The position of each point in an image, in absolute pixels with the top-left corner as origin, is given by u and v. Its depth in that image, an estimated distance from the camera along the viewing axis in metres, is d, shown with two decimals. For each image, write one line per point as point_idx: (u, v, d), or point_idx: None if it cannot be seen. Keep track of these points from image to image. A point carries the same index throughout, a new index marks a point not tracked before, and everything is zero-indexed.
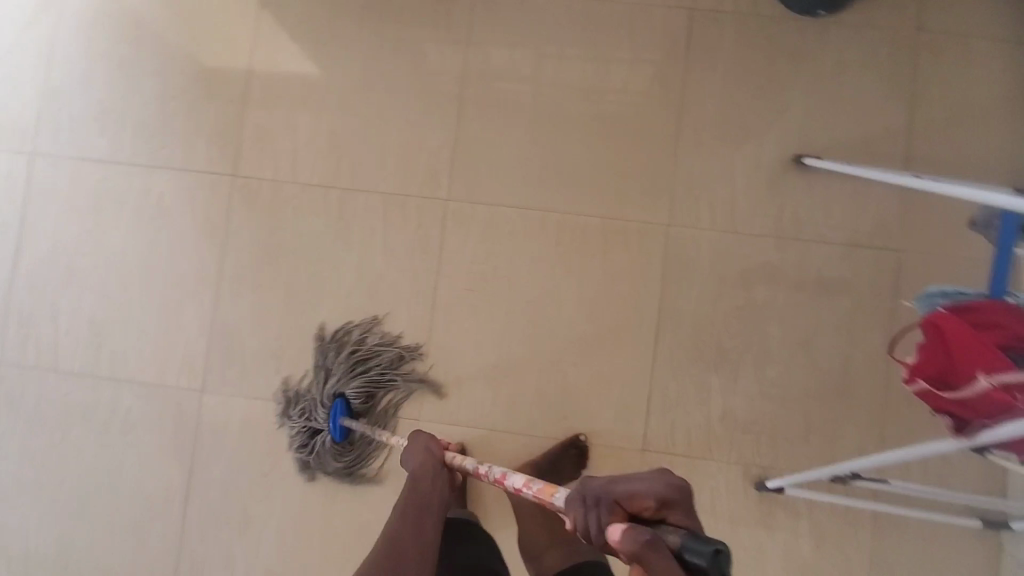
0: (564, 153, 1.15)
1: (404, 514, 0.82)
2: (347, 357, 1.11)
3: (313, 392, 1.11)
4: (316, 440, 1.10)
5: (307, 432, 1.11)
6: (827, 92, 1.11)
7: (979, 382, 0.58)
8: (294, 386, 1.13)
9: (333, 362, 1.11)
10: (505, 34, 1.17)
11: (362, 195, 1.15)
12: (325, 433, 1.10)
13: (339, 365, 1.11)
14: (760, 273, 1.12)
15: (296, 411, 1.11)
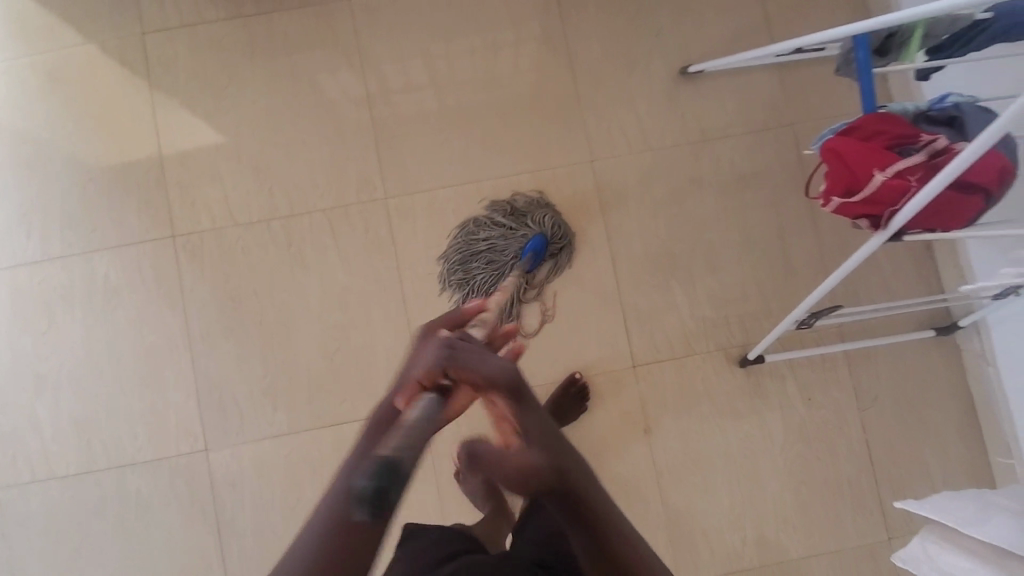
0: (479, 124, 1.22)
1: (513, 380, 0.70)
2: (511, 221, 1.17)
3: (472, 252, 1.17)
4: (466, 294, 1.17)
5: (460, 288, 1.17)
6: (689, 4, 1.23)
7: (876, 178, 0.69)
8: (468, 247, 1.18)
9: (506, 222, 1.17)
10: (391, 32, 1.23)
11: (304, 217, 1.19)
12: (473, 289, 1.16)
13: (506, 228, 1.17)
14: (684, 178, 1.22)
15: (457, 270, 1.17)
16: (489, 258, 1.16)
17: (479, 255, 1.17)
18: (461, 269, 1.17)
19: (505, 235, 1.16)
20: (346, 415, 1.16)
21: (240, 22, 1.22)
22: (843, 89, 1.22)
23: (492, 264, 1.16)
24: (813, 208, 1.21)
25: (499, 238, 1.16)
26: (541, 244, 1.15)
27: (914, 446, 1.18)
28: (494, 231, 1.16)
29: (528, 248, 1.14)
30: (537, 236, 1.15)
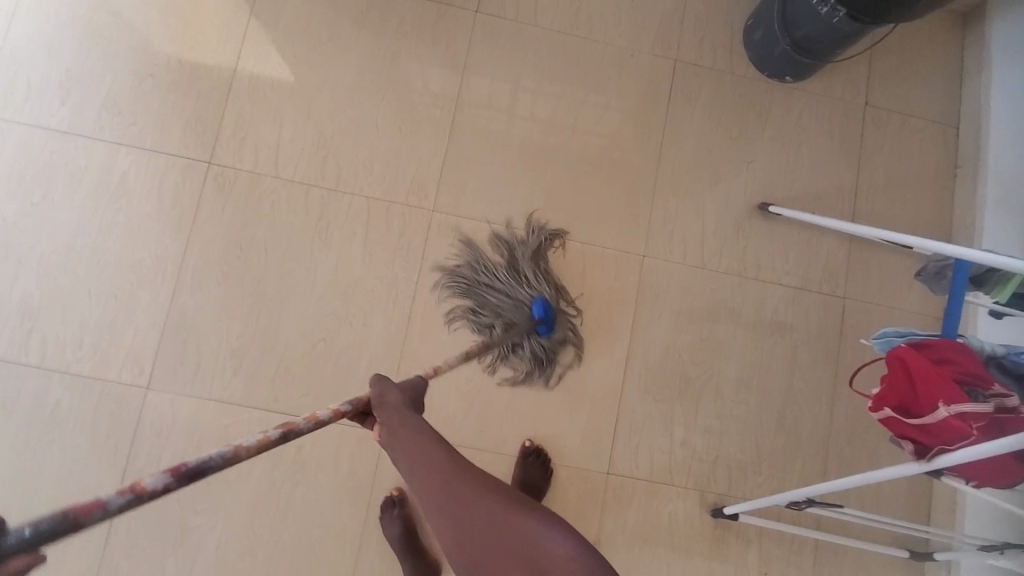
0: (551, 176, 1.18)
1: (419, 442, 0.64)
2: (493, 274, 1.11)
3: (494, 322, 1.10)
4: (528, 350, 1.09)
5: (522, 357, 1.10)
6: (789, 148, 1.23)
7: (940, 411, 0.64)
8: (486, 322, 1.10)
9: (493, 278, 1.11)
10: (501, 58, 1.20)
11: (346, 198, 1.13)
12: (533, 341, 1.09)
13: (498, 282, 1.11)
14: (724, 308, 1.19)
15: (505, 348, 1.09)
16: (509, 318, 1.09)
17: (503, 321, 1.09)
18: (506, 347, 1.09)
19: (509, 299, 1.10)
20: (304, 409, 1.08)
21: None
22: (902, 286, 1.21)
23: (510, 328, 1.09)
24: (835, 388, 1.18)
25: (505, 303, 1.09)
26: (545, 304, 1.09)
27: None
28: (503, 293, 1.10)
29: (535, 312, 1.08)
30: (536, 297, 1.09)
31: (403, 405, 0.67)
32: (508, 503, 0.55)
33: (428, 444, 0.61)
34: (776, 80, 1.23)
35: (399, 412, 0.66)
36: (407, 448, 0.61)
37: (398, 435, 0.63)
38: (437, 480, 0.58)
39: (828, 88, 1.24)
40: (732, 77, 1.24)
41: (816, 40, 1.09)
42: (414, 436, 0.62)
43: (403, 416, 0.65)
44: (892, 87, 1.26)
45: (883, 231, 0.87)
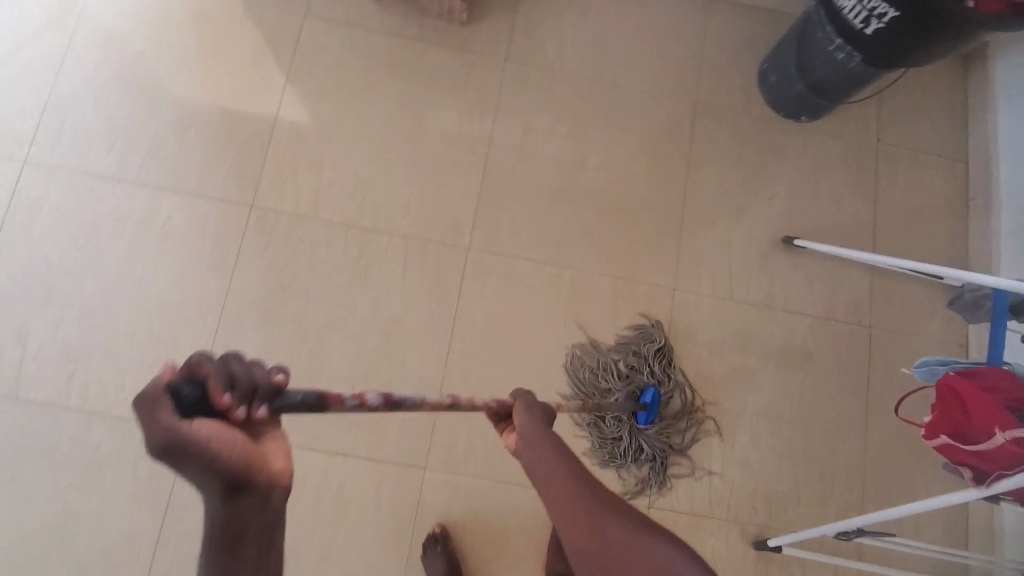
0: (581, 213, 1.22)
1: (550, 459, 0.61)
2: (600, 383, 1.13)
3: (615, 430, 1.12)
4: (654, 446, 1.13)
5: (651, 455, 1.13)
6: (808, 182, 1.28)
7: (997, 437, 0.66)
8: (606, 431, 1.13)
9: (600, 385, 1.13)
10: (531, 102, 1.26)
11: (384, 237, 1.16)
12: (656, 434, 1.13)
13: (608, 389, 1.13)
14: (755, 339, 1.21)
15: (631, 450, 1.12)
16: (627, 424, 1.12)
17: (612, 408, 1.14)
18: (632, 450, 1.12)
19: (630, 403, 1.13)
20: (345, 447, 1.08)
21: (398, 39, 1.25)
22: (925, 314, 1.24)
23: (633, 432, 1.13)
24: (867, 416, 1.20)
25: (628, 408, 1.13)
26: (655, 395, 1.13)
27: None
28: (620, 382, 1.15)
29: (650, 409, 1.13)
30: (649, 388, 1.14)
31: (541, 417, 0.67)
32: (635, 525, 0.53)
33: (562, 452, 0.61)
34: (792, 119, 1.29)
35: (534, 423, 0.66)
36: (542, 454, 0.61)
37: (531, 441, 0.64)
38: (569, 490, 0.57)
39: (841, 126, 1.30)
40: (750, 117, 1.30)
41: (830, 83, 1.15)
42: (550, 445, 0.62)
43: (539, 427, 0.66)
44: (902, 124, 1.32)
45: (919, 263, 0.91)
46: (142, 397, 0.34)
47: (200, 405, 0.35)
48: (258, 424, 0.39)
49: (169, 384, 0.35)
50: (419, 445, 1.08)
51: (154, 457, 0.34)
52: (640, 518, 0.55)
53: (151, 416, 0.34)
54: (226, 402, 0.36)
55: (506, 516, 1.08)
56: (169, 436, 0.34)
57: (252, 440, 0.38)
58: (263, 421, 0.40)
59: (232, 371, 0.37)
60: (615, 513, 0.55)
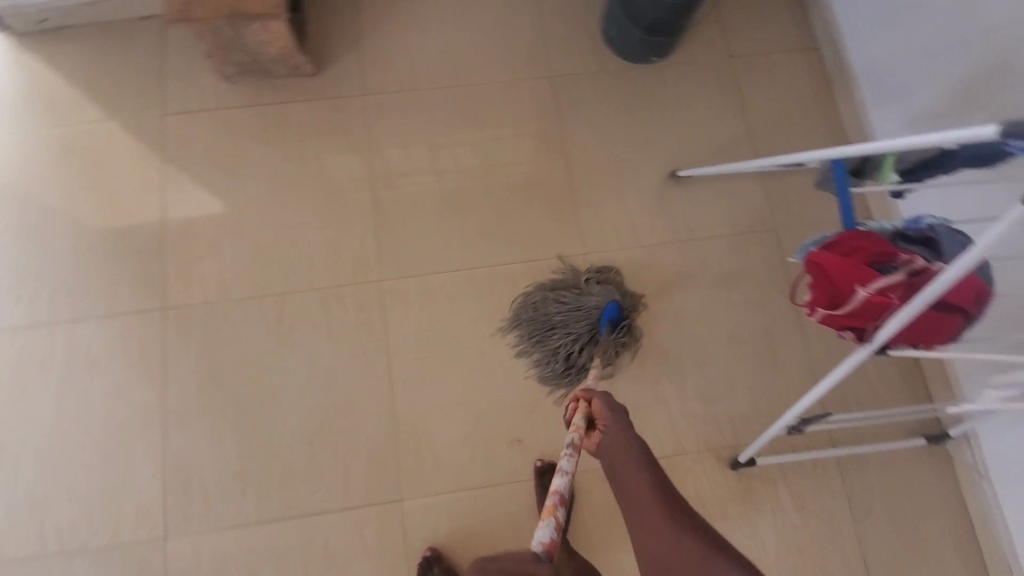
0: (476, 212, 1.26)
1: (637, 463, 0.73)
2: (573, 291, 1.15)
3: (573, 328, 1.12)
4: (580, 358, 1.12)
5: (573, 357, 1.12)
6: (676, 116, 1.32)
7: (859, 294, 0.69)
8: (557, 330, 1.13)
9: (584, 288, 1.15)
10: (398, 126, 1.30)
11: (297, 296, 1.19)
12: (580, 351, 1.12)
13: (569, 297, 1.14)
14: (674, 275, 1.25)
15: (561, 352, 1.12)
16: (564, 326, 1.12)
17: (554, 331, 1.13)
18: (544, 352, 1.14)
19: (579, 309, 1.12)
20: (317, 504, 1.09)
21: (257, 109, 1.29)
22: (823, 201, 1.29)
23: (573, 336, 1.12)
24: (800, 311, 1.24)
25: (575, 313, 1.12)
26: (616, 310, 1.13)
27: (913, 564, 1.13)
28: (550, 307, 1.14)
29: (605, 317, 1.12)
30: (609, 302, 1.12)
31: (627, 426, 0.79)
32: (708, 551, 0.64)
33: (641, 463, 0.73)
34: (644, 63, 1.34)
35: (621, 430, 0.78)
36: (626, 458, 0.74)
37: (613, 444, 0.77)
38: (648, 509, 0.69)
39: (691, 54, 1.36)
40: (606, 74, 1.35)
41: (662, 20, 1.20)
42: (634, 464, 0.73)
43: (624, 433, 0.78)
44: (747, 35, 1.37)
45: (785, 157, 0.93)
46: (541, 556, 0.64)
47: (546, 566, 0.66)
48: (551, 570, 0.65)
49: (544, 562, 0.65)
50: (388, 478, 1.11)
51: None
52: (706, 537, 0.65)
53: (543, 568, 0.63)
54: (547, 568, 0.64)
55: (489, 517, 1.10)
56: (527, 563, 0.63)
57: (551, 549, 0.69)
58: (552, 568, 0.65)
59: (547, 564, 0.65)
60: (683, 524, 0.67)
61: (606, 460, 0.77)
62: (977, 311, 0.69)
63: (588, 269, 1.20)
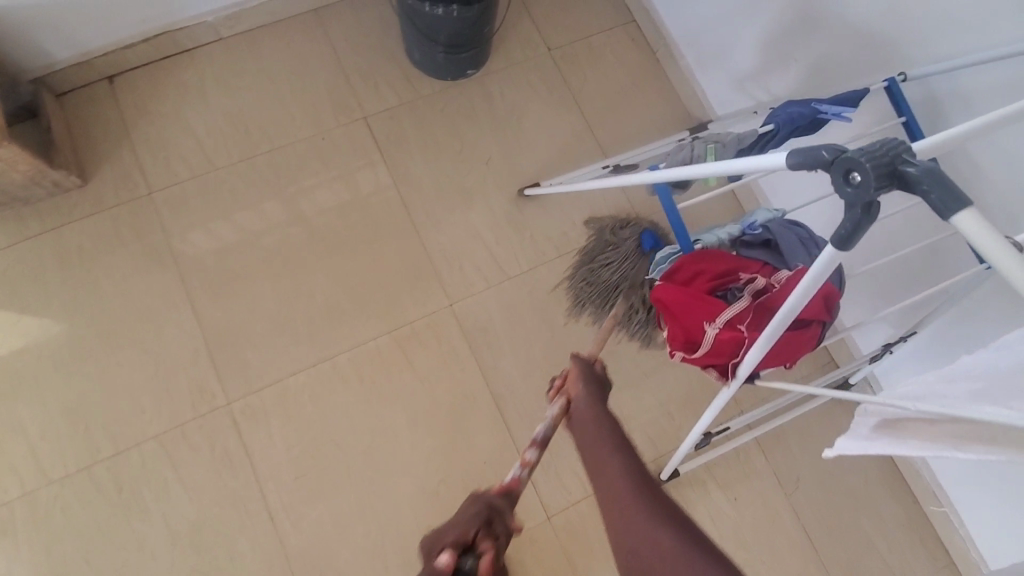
0: (320, 292, 1.11)
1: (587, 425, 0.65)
2: (614, 238, 1.11)
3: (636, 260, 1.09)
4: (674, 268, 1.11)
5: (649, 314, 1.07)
6: (510, 128, 1.22)
7: (709, 332, 0.63)
8: (625, 274, 1.08)
9: (620, 236, 1.11)
10: (204, 219, 1.12)
11: (135, 451, 1.01)
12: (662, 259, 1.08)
13: (625, 240, 1.10)
14: (551, 298, 1.15)
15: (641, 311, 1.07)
16: (632, 266, 1.08)
17: (619, 292, 1.09)
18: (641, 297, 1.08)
19: (619, 259, 1.08)
20: None
21: (24, 243, 1.07)
22: None
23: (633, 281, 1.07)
24: None
25: (622, 264, 1.08)
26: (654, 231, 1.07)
27: (851, 518, 1.11)
28: (603, 274, 1.09)
29: (648, 245, 1.08)
30: (643, 232, 1.08)
31: (595, 400, 0.66)
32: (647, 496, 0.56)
33: (616, 449, 0.61)
34: (463, 78, 1.22)
35: (588, 406, 0.66)
36: (593, 436, 0.63)
37: (581, 424, 0.65)
38: (617, 485, 0.58)
39: (509, 56, 1.25)
40: (423, 99, 1.22)
41: (458, 36, 1.08)
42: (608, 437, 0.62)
43: (594, 411, 0.65)
44: (561, 22, 1.28)
45: (599, 180, 0.85)
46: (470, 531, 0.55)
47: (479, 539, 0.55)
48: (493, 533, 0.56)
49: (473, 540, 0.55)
50: None
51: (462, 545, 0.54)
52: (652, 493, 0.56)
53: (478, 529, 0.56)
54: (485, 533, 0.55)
55: None
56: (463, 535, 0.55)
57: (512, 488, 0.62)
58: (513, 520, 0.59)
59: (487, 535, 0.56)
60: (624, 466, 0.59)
61: (580, 438, 0.65)
62: (828, 317, 0.64)
63: (527, 292, 1.15)
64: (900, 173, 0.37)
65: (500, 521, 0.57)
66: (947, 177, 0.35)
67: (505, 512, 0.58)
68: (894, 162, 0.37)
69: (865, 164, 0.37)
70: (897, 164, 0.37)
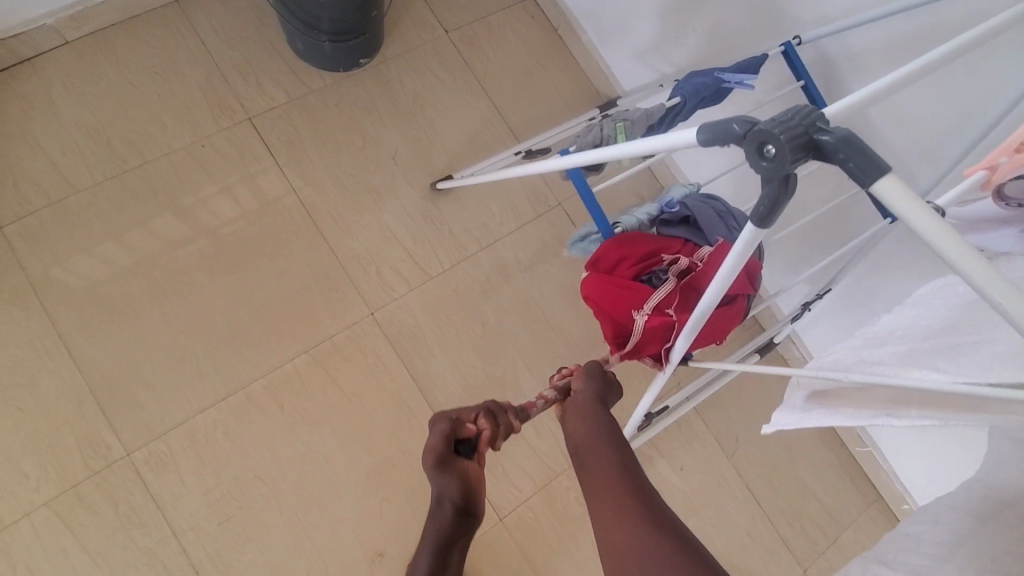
0: (223, 317, 1.00)
1: (586, 416, 0.64)
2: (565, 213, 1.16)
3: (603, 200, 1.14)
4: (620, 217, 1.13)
5: None
6: (414, 118, 1.15)
7: (639, 321, 0.61)
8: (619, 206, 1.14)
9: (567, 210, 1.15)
10: (72, 250, 0.98)
11: (19, 525, 0.88)
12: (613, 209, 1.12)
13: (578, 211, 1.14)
14: (478, 293, 1.11)
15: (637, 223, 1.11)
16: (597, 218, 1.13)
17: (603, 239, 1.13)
18: None
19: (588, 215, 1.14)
20: None
21: None
22: None
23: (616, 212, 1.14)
24: None
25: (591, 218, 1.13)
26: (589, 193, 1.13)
27: (788, 470, 1.15)
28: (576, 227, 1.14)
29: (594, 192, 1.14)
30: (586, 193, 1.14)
31: (596, 398, 0.66)
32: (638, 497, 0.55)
33: (610, 447, 0.61)
34: (356, 68, 1.13)
35: (588, 402, 0.66)
36: (589, 429, 0.63)
37: (578, 417, 0.65)
38: (610, 481, 0.57)
39: (404, 42, 1.17)
40: (315, 94, 1.12)
41: (343, 21, 1.00)
42: (598, 432, 0.62)
43: (594, 406, 0.65)
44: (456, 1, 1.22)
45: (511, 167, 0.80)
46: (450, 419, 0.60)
47: (469, 425, 0.60)
48: (480, 435, 0.60)
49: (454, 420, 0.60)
50: None
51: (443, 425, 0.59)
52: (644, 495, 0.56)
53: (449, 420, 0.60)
54: (472, 428, 0.60)
55: None
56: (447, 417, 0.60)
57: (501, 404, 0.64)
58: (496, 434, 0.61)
59: (478, 432, 0.60)
60: (616, 467, 0.59)
61: (573, 430, 0.65)
62: (752, 290, 0.64)
63: (452, 290, 1.09)
64: (815, 143, 0.34)
65: (502, 413, 0.62)
66: (863, 143, 0.33)
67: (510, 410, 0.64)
68: (808, 131, 0.34)
69: (780, 137, 0.34)
70: (812, 134, 0.34)
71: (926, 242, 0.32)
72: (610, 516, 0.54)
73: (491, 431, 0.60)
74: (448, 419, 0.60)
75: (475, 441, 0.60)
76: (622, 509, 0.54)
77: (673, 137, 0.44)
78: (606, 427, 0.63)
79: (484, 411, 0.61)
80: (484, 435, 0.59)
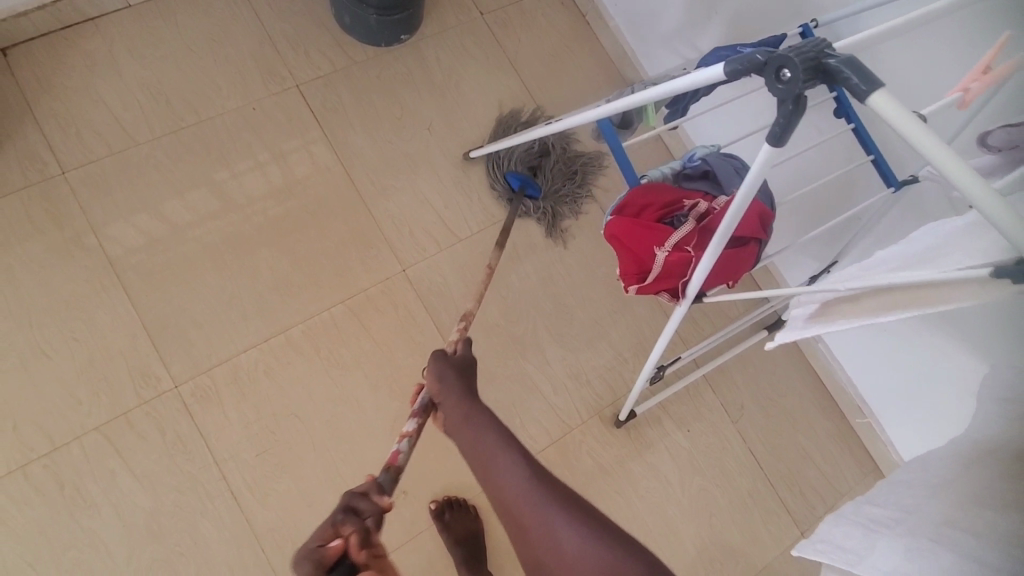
0: (265, 267, 1.07)
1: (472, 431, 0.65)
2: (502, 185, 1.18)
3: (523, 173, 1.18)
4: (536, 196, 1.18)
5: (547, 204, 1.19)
6: (448, 92, 1.22)
7: (660, 256, 0.67)
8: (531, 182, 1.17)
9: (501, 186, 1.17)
10: (130, 199, 1.06)
11: (73, 447, 0.94)
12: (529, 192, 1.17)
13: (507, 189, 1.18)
14: (503, 257, 1.17)
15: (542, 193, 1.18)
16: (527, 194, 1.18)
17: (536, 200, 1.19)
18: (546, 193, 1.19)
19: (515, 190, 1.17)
20: None
21: None
22: None
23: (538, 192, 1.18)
24: None
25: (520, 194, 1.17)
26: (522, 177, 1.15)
27: (789, 437, 1.21)
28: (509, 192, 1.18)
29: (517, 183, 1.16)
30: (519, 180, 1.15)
31: (462, 391, 0.69)
32: (543, 498, 0.59)
33: (500, 446, 0.63)
34: (397, 44, 1.21)
35: (457, 399, 0.69)
36: (477, 443, 0.64)
37: (465, 429, 0.66)
38: (509, 489, 0.60)
39: (442, 22, 1.25)
40: (358, 67, 1.20)
41: None
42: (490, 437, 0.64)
43: (461, 402, 0.68)
44: None
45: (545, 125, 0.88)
46: (309, 554, 0.53)
47: (329, 543, 0.54)
48: (352, 545, 0.54)
49: (312, 552, 0.53)
50: None
51: (304, 559, 0.53)
52: (545, 483, 0.60)
53: (307, 552, 0.54)
54: (336, 545, 0.54)
55: None
56: (308, 552, 0.54)
57: (352, 499, 0.58)
58: (370, 536, 0.56)
59: (349, 536, 0.55)
60: (510, 469, 0.61)
61: (461, 439, 0.66)
62: (762, 236, 0.71)
63: (478, 253, 1.16)
64: (823, 66, 0.42)
65: (361, 510, 0.57)
66: (861, 65, 0.41)
67: (372, 490, 0.59)
68: (817, 56, 0.42)
69: (796, 60, 0.42)
70: (821, 59, 0.42)
71: (912, 145, 0.40)
72: (521, 526, 0.59)
73: (358, 533, 0.55)
74: (305, 555, 0.53)
75: (347, 557, 0.54)
76: (533, 519, 0.58)
77: (705, 74, 0.52)
78: (493, 429, 0.65)
79: (342, 515, 0.56)
80: (353, 537, 0.54)
